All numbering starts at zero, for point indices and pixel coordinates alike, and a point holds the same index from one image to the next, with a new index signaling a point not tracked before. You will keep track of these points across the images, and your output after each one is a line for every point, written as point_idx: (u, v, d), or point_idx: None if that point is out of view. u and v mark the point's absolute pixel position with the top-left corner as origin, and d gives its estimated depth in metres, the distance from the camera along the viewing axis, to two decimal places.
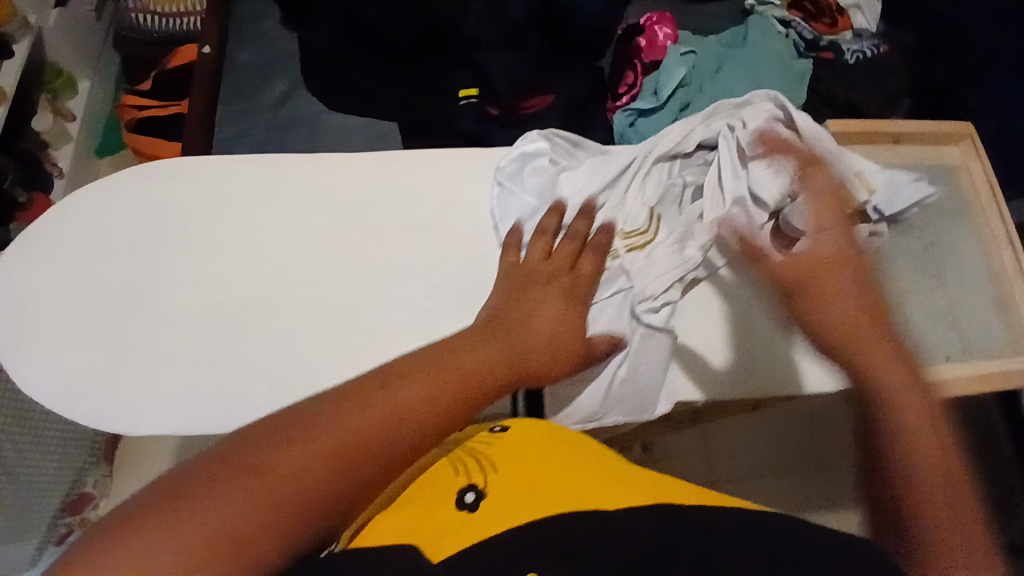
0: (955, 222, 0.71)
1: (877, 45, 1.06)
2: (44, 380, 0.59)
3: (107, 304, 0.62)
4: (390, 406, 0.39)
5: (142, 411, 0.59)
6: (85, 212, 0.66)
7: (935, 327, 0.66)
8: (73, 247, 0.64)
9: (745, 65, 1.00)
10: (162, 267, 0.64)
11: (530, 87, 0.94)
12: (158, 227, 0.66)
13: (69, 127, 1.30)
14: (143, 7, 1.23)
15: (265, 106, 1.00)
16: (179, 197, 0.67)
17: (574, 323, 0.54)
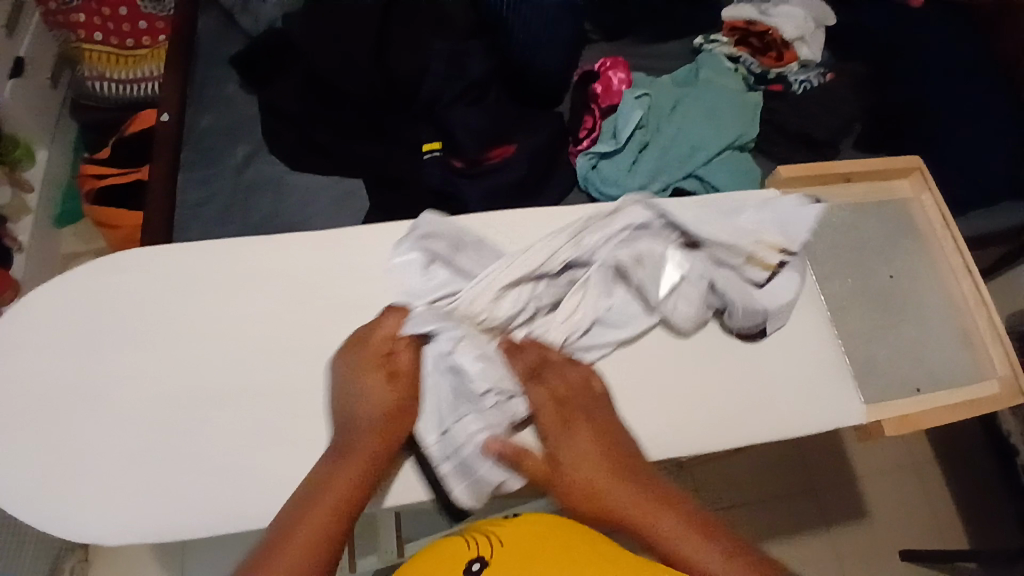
0: (915, 255, 0.74)
1: (823, 74, 1.08)
2: (13, 485, 0.59)
3: (71, 404, 0.62)
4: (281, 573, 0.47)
5: (108, 514, 0.59)
6: (45, 308, 0.65)
7: (903, 363, 0.68)
8: (34, 345, 0.64)
9: (699, 103, 1.03)
10: (129, 363, 0.64)
11: (492, 138, 0.96)
12: (129, 320, 0.66)
13: (29, 199, 1.28)
14: (100, 76, 1.22)
15: (228, 170, 1.00)
16: (136, 288, 0.67)
17: (408, 407, 0.59)
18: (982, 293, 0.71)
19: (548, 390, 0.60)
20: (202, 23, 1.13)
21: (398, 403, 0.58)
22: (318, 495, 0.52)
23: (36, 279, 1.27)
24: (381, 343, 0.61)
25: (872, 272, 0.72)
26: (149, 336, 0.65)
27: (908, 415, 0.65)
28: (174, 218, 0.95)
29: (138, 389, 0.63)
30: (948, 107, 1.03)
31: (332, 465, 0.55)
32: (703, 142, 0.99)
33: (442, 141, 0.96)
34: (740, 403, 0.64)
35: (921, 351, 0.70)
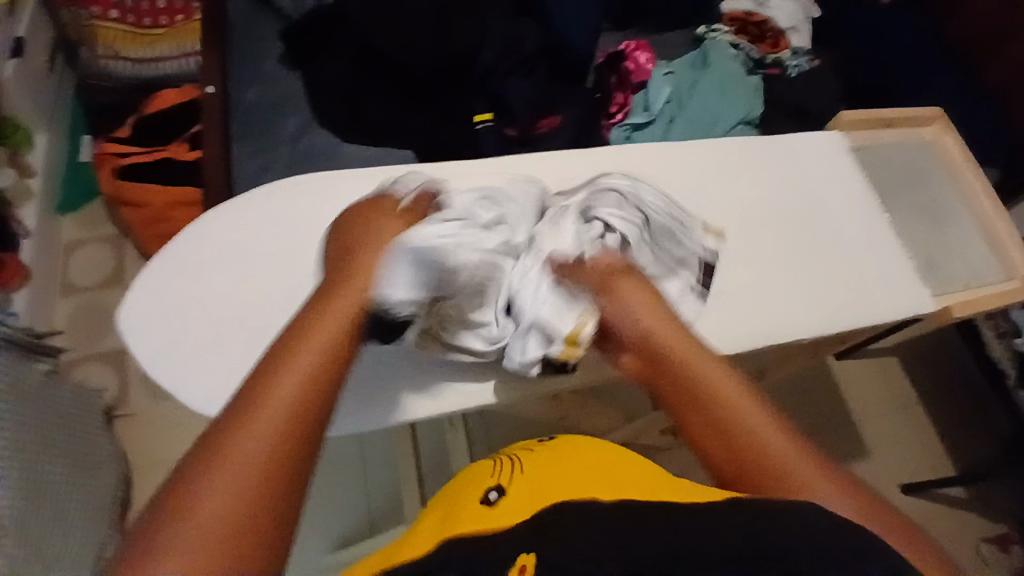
0: (937, 180, 0.76)
1: (810, 60, 1.22)
2: (210, 394, 0.57)
3: (265, 315, 0.60)
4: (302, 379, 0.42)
5: None
6: (226, 227, 0.64)
7: (949, 269, 0.70)
8: (218, 260, 0.62)
9: (714, 81, 1.15)
10: (305, 271, 0.62)
11: (542, 108, 1.04)
12: (296, 231, 0.64)
13: (31, 183, 1.21)
14: (114, 54, 1.20)
15: (282, 141, 1.02)
16: (313, 206, 0.66)
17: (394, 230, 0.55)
18: (1003, 208, 0.73)
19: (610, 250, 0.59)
20: (231, 2, 1.14)
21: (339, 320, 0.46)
22: (263, 400, 0.40)
23: (42, 265, 1.20)
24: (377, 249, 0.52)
25: (912, 190, 0.75)
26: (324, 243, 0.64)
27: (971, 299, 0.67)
28: (234, 187, 0.97)
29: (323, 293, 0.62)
30: (914, 88, 1.21)
31: (316, 311, 0.47)
32: (721, 115, 1.11)
33: (494, 112, 1.03)
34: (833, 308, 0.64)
35: (954, 252, 0.72)
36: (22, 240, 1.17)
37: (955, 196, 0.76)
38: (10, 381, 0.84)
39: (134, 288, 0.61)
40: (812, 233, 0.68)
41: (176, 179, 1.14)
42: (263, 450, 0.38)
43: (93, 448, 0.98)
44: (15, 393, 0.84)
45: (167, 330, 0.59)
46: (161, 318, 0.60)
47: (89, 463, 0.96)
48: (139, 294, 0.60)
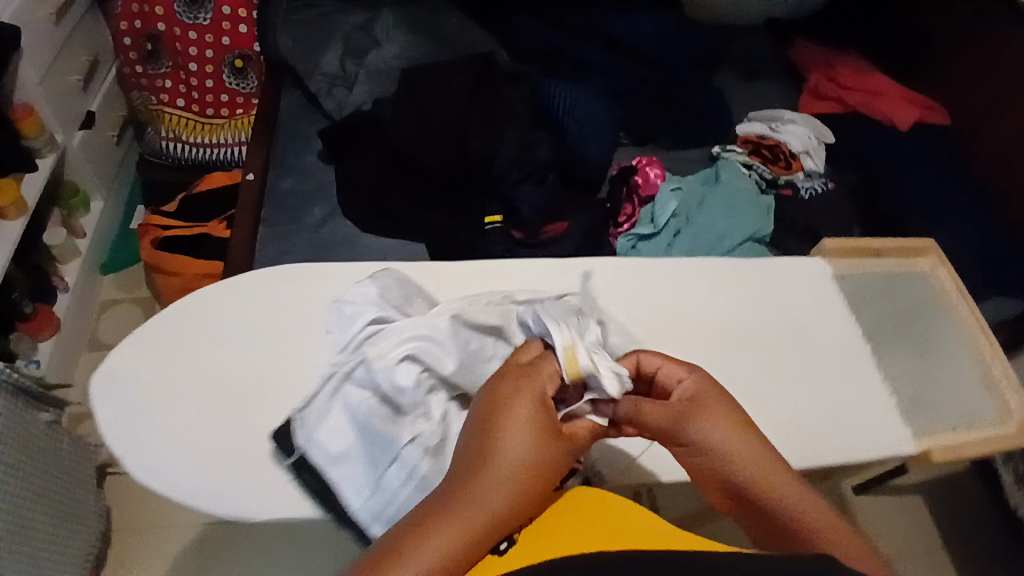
0: (930, 312, 0.75)
1: (825, 183, 1.24)
2: (160, 474, 0.56)
3: (232, 395, 0.60)
4: (530, 454, 0.45)
5: (254, 507, 0.55)
6: (213, 305, 0.65)
7: (939, 405, 0.68)
8: (199, 336, 0.63)
9: (723, 199, 1.18)
10: (280, 356, 0.63)
11: (549, 214, 1.09)
12: (276, 316, 0.65)
13: (80, 243, 1.33)
14: (174, 137, 1.33)
15: (306, 227, 1.09)
16: (299, 293, 0.67)
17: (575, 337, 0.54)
18: (996, 344, 0.72)
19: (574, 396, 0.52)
20: (285, 102, 1.25)
21: (551, 430, 0.46)
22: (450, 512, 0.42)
23: (74, 322, 1.28)
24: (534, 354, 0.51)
25: (901, 324, 0.74)
26: (302, 333, 0.64)
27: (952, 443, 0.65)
28: (253, 264, 1.03)
29: (292, 378, 0.62)
30: (933, 216, 1.21)
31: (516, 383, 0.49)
32: (728, 232, 1.14)
33: (504, 215, 1.08)
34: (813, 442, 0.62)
35: (945, 388, 0.70)
36: (60, 293, 1.26)
37: (948, 327, 0.75)
38: (10, 425, 0.88)
39: (107, 360, 0.62)
40: (797, 367, 0.67)
41: (208, 253, 1.22)
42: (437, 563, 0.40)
43: (81, 503, 1.00)
44: (12, 438, 0.88)
45: (135, 400, 0.59)
46: (129, 392, 0.60)
47: (74, 517, 0.98)
48: (111, 367, 0.61)
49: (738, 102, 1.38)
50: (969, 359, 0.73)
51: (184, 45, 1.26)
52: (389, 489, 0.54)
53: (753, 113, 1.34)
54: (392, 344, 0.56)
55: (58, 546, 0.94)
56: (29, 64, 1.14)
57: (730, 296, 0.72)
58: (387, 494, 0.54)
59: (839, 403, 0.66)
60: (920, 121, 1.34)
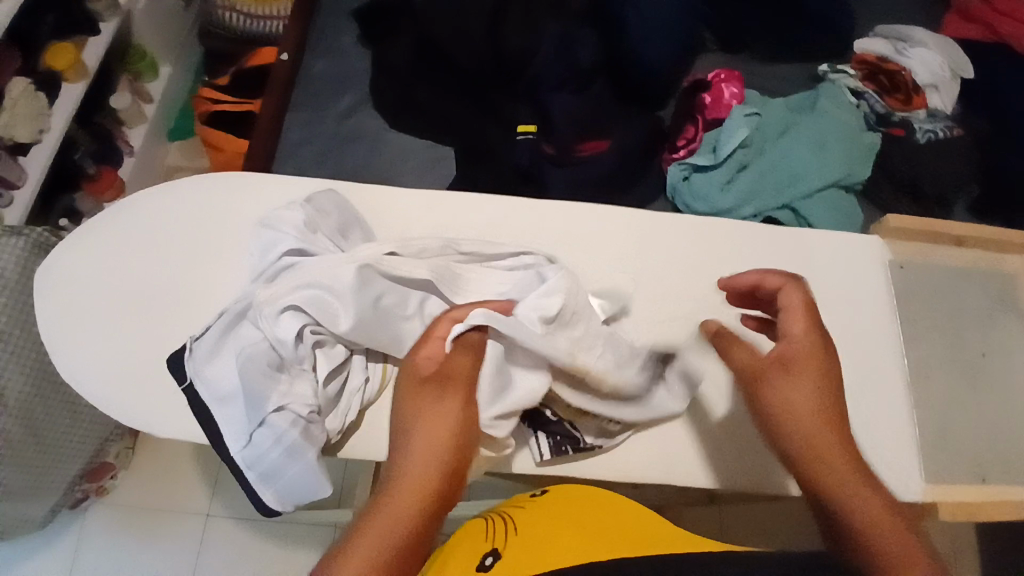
0: (1009, 330, 0.64)
1: (949, 127, 0.99)
2: (85, 371, 0.60)
3: (158, 305, 0.62)
4: (428, 451, 0.50)
5: (167, 417, 0.59)
6: (155, 209, 0.66)
7: (976, 443, 0.59)
8: (139, 241, 0.65)
9: (811, 134, 0.98)
10: (206, 273, 0.64)
11: (588, 130, 0.96)
12: (210, 229, 0.65)
13: (145, 109, 1.37)
14: (230, 6, 1.29)
15: (332, 116, 1.03)
16: (239, 207, 0.66)
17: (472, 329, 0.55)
18: None
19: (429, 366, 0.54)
20: None
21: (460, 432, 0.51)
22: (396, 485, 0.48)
23: (137, 184, 1.35)
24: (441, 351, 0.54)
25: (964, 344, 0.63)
26: (235, 251, 0.65)
27: (974, 501, 0.57)
28: (274, 151, 1.00)
29: (218, 296, 0.63)
30: None
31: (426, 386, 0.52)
32: (804, 174, 0.95)
33: (537, 125, 0.96)
34: None
35: (994, 425, 0.61)
36: (125, 157, 1.33)
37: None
38: None
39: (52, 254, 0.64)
40: None
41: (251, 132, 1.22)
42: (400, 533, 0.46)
43: None
44: None
45: (72, 296, 0.62)
46: (67, 288, 0.63)
47: None
48: (54, 262, 0.64)
49: (863, 8, 1.11)
50: None
51: None
52: (258, 445, 0.55)
53: (881, 26, 1.07)
54: (291, 290, 0.57)
55: None
56: None
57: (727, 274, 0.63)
58: (260, 448, 0.55)
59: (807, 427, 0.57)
60: None
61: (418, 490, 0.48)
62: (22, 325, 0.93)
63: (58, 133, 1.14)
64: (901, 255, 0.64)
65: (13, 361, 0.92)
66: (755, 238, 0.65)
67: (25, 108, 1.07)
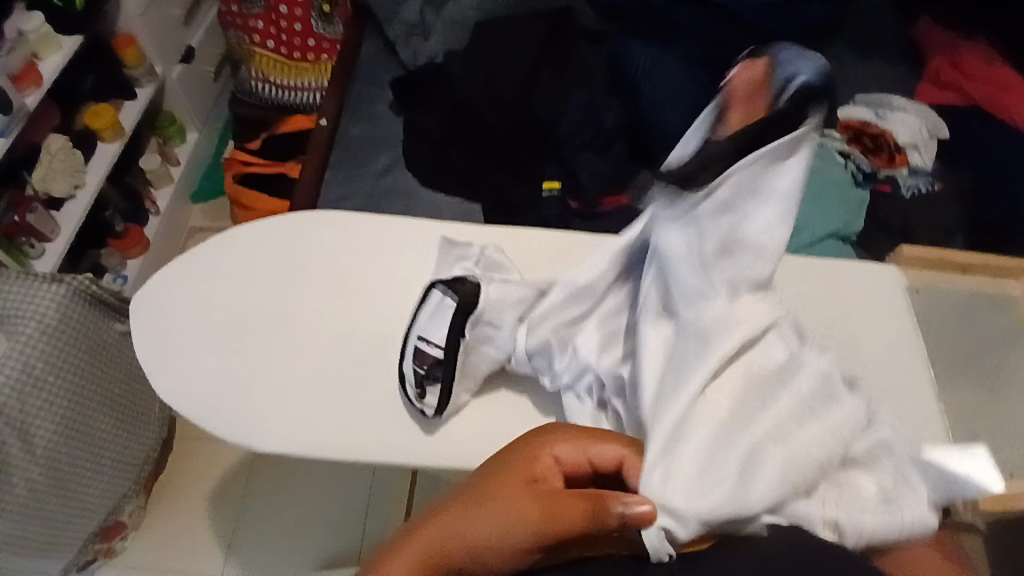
0: (1020, 351, 0.77)
1: (931, 182, 1.11)
2: (182, 386, 0.68)
3: (248, 326, 0.71)
4: (502, 512, 0.49)
5: (258, 424, 0.66)
6: (243, 243, 0.76)
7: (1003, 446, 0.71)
8: (229, 271, 0.74)
9: (809, 190, 1.06)
10: (300, 296, 0.73)
11: (610, 186, 1.04)
12: (292, 261, 0.75)
13: (172, 170, 1.42)
14: (262, 78, 1.42)
15: (368, 174, 1.10)
16: (319, 240, 0.77)
17: (611, 446, 0.53)
18: None
19: (552, 451, 0.52)
20: (365, 47, 1.27)
21: (542, 512, 0.47)
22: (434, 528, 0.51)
23: (161, 242, 1.39)
24: (578, 457, 0.52)
25: (980, 361, 0.77)
26: (317, 276, 0.74)
27: (1007, 494, 0.65)
28: (312, 203, 1.06)
29: (301, 320, 0.71)
30: None
31: (531, 443, 0.54)
32: (807, 224, 1.03)
33: (562, 182, 1.05)
34: None
35: (1018, 438, 0.72)
36: (151, 216, 1.37)
37: None
38: (83, 329, 0.98)
39: (149, 284, 0.73)
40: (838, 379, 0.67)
41: (280, 191, 1.28)
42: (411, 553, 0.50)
43: (143, 406, 1.10)
44: (86, 340, 0.98)
45: (170, 322, 0.71)
46: (163, 311, 0.72)
47: (133, 418, 1.08)
48: (150, 287, 0.73)
49: (840, 84, 1.26)
50: None
51: None
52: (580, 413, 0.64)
53: (862, 96, 1.22)
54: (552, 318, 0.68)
55: (123, 441, 1.06)
56: None
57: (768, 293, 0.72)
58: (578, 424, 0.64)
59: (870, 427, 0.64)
60: None
61: (484, 551, 0.48)
62: (59, 374, 0.94)
63: (92, 189, 1.17)
64: (920, 275, 0.76)
65: (46, 409, 0.92)
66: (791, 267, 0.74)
67: (61, 164, 1.12)
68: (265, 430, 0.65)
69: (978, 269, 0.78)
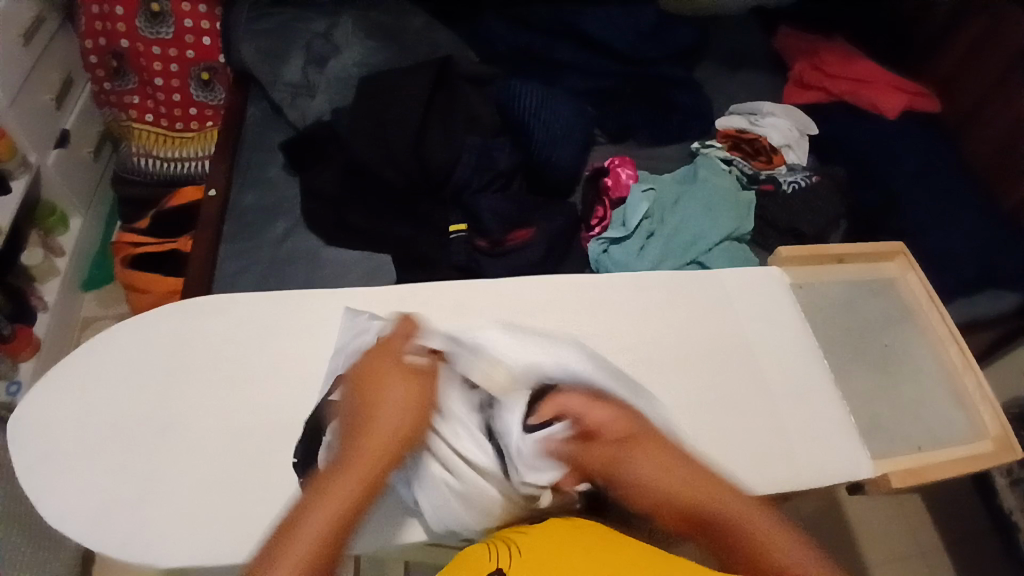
0: (905, 326, 0.84)
1: (808, 176, 1.19)
2: (72, 510, 0.62)
3: (142, 431, 0.67)
4: (346, 481, 0.51)
5: (168, 535, 0.62)
6: (129, 342, 0.72)
7: (905, 420, 0.77)
8: (115, 375, 0.70)
9: (699, 200, 1.12)
10: (197, 389, 0.70)
11: (514, 222, 1.06)
12: (183, 353, 0.72)
13: (58, 262, 1.33)
14: (146, 153, 1.37)
15: (269, 241, 1.07)
16: (212, 327, 0.74)
17: (400, 386, 0.57)
18: (968, 357, 0.80)
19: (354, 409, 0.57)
20: (251, 112, 1.24)
21: (377, 454, 0.53)
22: (321, 496, 0.50)
23: (54, 341, 1.28)
24: (370, 404, 0.56)
25: (867, 341, 0.82)
26: (212, 366, 0.72)
27: (911, 468, 0.72)
28: (211, 279, 1.01)
29: (201, 416, 0.68)
30: (922, 206, 1.17)
31: (356, 404, 0.57)
32: (703, 232, 1.08)
33: (467, 224, 1.06)
34: (766, 443, 0.69)
35: (915, 408, 0.78)
36: (39, 314, 1.27)
37: (921, 343, 0.83)
38: None
39: (28, 402, 0.68)
40: (743, 387, 0.73)
41: (177, 270, 1.22)
42: (322, 528, 0.48)
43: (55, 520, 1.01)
44: None
45: (55, 440, 0.66)
46: (45, 428, 0.67)
47: (46, 541, 0.98)
48: (25, 405, 0.68)
49: (714, 96, 1.35)
50: (943, 375, 0.81)
51: (147, 61, 1.28)
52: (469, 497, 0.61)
53: (734, 106, 1.31)
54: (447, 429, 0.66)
55: (39, 561, 0.97)
56: None
57: (668, 309, 0.78)
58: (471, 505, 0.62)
59: (773, 432, 0.70)
60: (909, 108, 1.31)
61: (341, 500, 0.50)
62: None
63: None
64: (804, 272, 0.83)
65: None
66: (682, 284, 0.80)
67: None
68: (175, 539, 0.61)
69: (856, 258, 0.85)
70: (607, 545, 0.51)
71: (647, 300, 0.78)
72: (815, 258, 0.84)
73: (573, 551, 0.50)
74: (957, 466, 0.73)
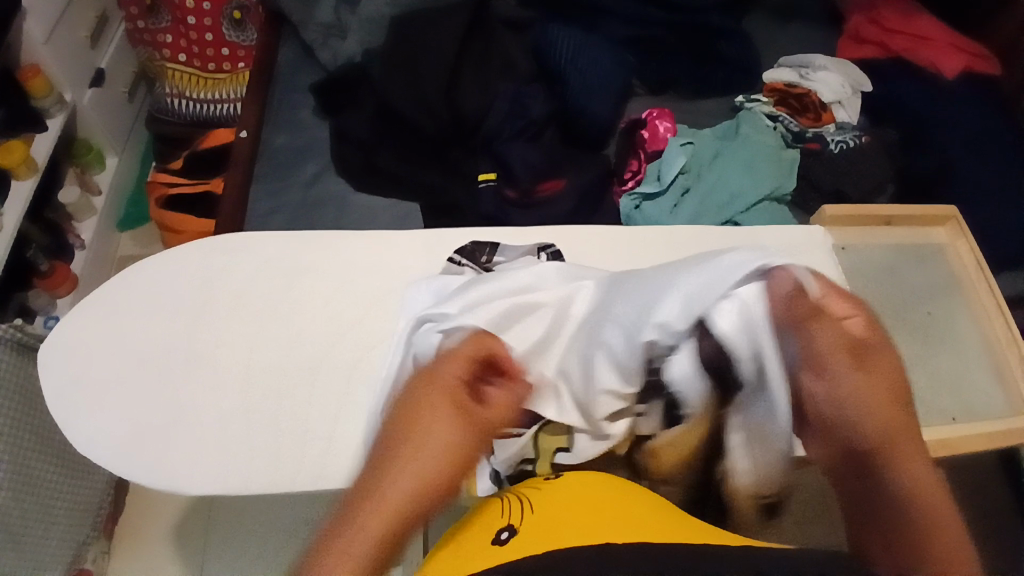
0: (952, 297, 0.80)
1: (858, 136, 1.12)
2: (96, 438, 0.65)
3: (164, 366, 0.68)
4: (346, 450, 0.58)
5: (187, 467, 0.63)
6: (153, 278, 0.73)
7: (939, 392, 0.74)
8: (139, 310, 0.71)
9: (740, 156, 1.07)
10: (216, 329, 0.71)
11: (545, 173, 1.03)
12: (204, 291, 0.73)
13: (95, 200, 1.36)
14: (179, 93, 1.37)
15: (297, 185, 1.07)
16: (235, 267, 0.75)
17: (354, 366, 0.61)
18: (1015, 335, 0.76)
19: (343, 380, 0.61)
20: (282, 54, 1.22)
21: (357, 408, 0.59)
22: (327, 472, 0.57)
23: (91, 277, 1.32)
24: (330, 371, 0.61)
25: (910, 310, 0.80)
26: (230, 304, 0.72)
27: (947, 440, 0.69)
28: (240, 222, 1.01)
29: (217, 354, 0.69)
30: (976, 172, 1.10)
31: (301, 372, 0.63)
32: (741, 191, 1.03)
33: (496, 173, 1.03)
34: None
35: (954, 383, 0.75)
36: (77, 251, 1.30)
37: (966, 315, 0.80)
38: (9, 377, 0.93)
39: (57, 333, 0.70)
40: None
41: (208, 211, 1.24)
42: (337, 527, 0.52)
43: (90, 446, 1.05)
44: (14, 385, 0.93)
45: (81, 369, 0.68)
46: (74, 355, 0.69)
47: (81, 466, 1.02)
48: (56, 336, 0.70)
49: (762, 48, 1.28)
50: (984, 351, 0.78)
51: (180, 0, 1.27)
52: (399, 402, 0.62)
53: (784, 58, 1.24)
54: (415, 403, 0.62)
55: (76, 482, 1.01)
56: (31, 22, 1.13)
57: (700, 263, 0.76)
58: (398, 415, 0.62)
59: None
60: (968, 70, 1.22)
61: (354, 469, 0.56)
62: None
63: (11, 229, 1.10)
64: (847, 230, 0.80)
65: None
66: (714, 240, 0.78)
67: None
68: (193, 472, 0.63)
69: (903, 221, 0.82)
70: (627, 508, 0.50)
71: (679, 254, 0.76)
72: (859, 219, 0.80)
73: (588, 508, 0.49)
74: (990, 441, 0.70)
